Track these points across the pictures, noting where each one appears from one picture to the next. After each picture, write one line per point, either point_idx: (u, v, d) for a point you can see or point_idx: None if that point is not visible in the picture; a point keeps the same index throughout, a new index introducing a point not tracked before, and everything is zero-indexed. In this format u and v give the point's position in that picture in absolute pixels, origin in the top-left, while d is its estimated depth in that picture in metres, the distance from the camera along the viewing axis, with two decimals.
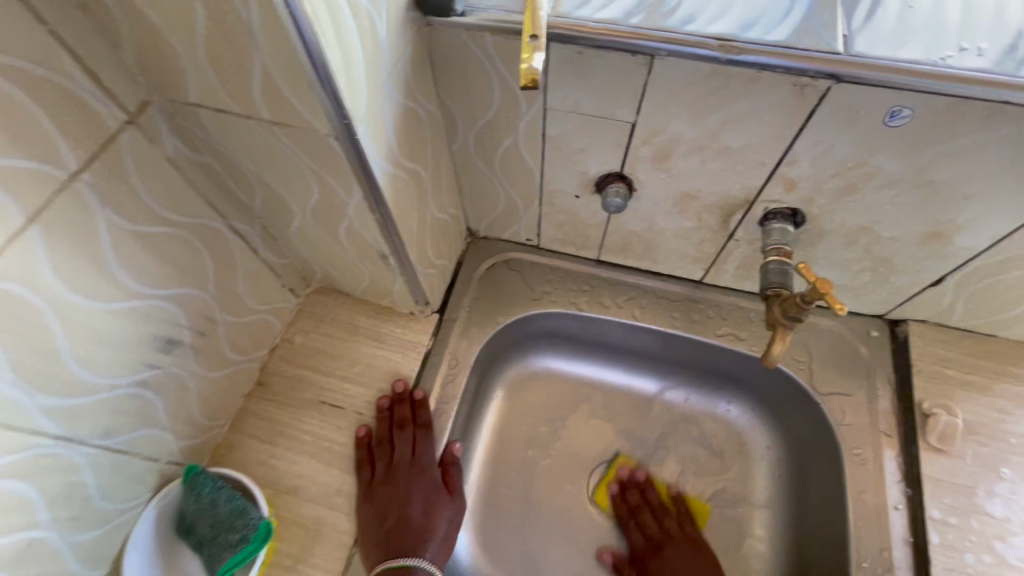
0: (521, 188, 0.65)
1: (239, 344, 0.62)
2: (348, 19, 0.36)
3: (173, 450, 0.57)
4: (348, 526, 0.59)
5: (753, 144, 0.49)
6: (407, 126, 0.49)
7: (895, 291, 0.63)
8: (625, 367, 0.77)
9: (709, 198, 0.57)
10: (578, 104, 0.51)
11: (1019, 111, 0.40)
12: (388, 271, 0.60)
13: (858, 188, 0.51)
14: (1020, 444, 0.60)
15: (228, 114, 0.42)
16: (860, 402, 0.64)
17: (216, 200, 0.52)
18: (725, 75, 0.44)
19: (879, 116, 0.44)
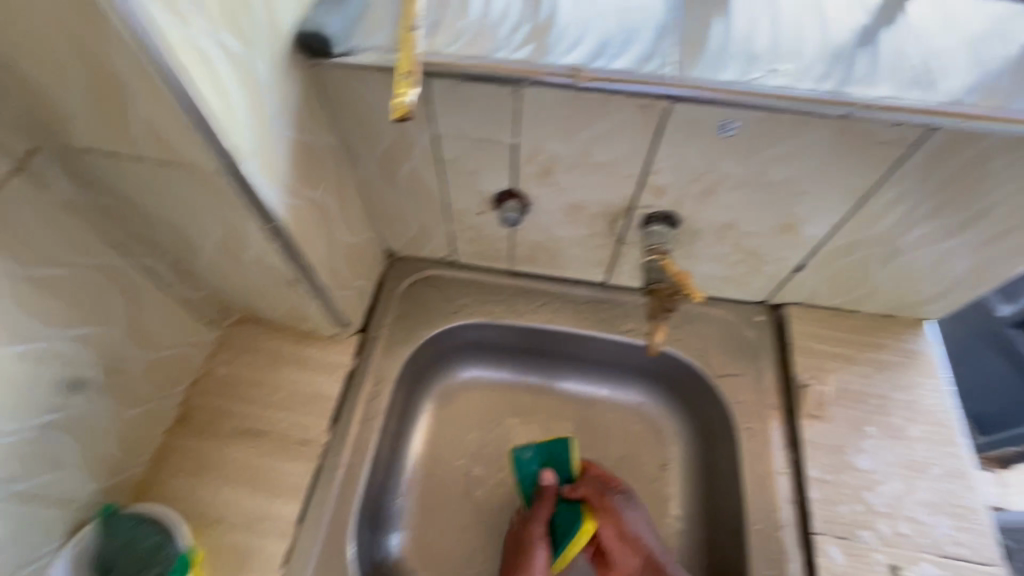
0: (429, 209, 0.69)
1: (156, 379, 0.63)
2: (225, 68, 0.39)
3: (87, 492, 0.56)
4: (277, 549, 0.60)
5: (619, 158, 0.56)
6: (301, 158, 0.52)
7: (768, 279, 0.71)
8: (546, 369, 0.82)
9: (595, 208, 0.63)
10: (463, 130, 0.56)
11: (820, 120, 0.48)
12: (302, 295, 0.63)
13: (714, 191, 0.58)
14: (882, 403, 0.68)
15: (118, 157, 0.44)
16: (748, 380, 0.71)
17: (118, 238, 0.54)
18: (581, 100, 0.50)
19: (715, 129, 0.51)
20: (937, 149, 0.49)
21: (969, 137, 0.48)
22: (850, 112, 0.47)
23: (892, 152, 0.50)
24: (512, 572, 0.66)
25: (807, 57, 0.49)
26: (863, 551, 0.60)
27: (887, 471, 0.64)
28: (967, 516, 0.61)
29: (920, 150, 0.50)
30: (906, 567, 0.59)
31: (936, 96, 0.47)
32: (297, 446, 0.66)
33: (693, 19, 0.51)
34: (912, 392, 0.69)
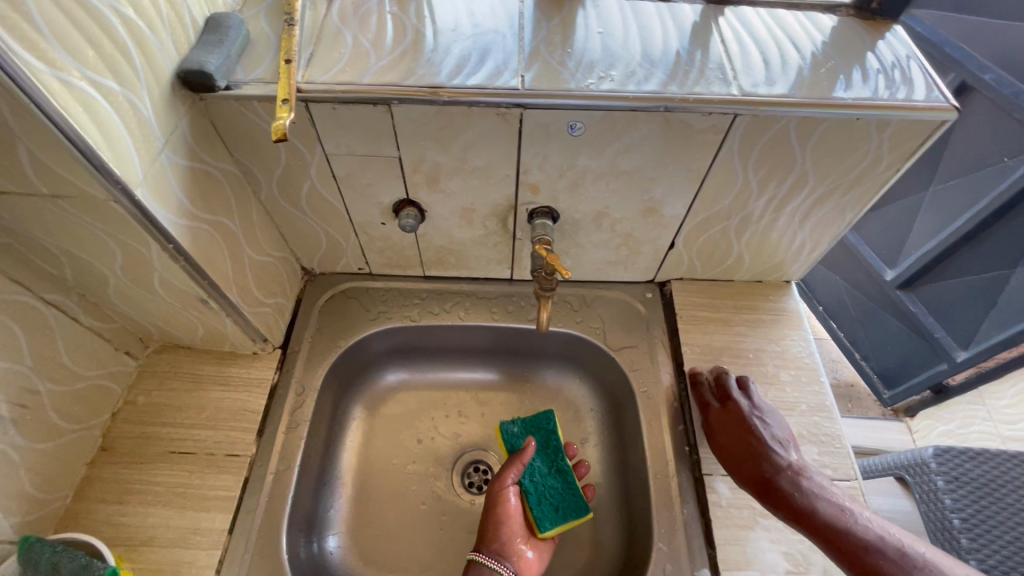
0: (335, 225, 0.75)
1: (73, 412, 0.64)
2: (105, 105, 0.44)
3: (4, 528, 0.57)
4: (208, 560, 0.62)
5: (492, 162, 0.63)
6: (196, 184, 0.57)
7: (649, 259, 0.80)
8: (467, 365, 0.88)
9: (484, 209, 0.70)
10: (350, 147, 0.62)
11: (647, 115, 0.57)
12: (216, 314, 0.66)
13: (581, 183, 0.66)
14: (756, 356, 0.78)
15: (9, 194, 0.47)
16: (642, 350, 0.80)
17: (19, 275, 0.56)
18: (447, 113, 0.57)
19: (565, 130, 0.59)
20: (745, 134, 0.60)
21: (767, 120, 0.58)
22: (668, 108, 0.56)
23: (712, 137, 0.60)
24: (493, 525, 0.70)
25: (632, 66, 0.59)
26: None
27: None
28: (830, 443, 0.71)
29: (732, 135, 0.60)
30: None
31: (730, 91, 0.57)
32: (224, 461, 0.68)
33: (540, 41, 0.61)
34: (781, 343, 0.79)
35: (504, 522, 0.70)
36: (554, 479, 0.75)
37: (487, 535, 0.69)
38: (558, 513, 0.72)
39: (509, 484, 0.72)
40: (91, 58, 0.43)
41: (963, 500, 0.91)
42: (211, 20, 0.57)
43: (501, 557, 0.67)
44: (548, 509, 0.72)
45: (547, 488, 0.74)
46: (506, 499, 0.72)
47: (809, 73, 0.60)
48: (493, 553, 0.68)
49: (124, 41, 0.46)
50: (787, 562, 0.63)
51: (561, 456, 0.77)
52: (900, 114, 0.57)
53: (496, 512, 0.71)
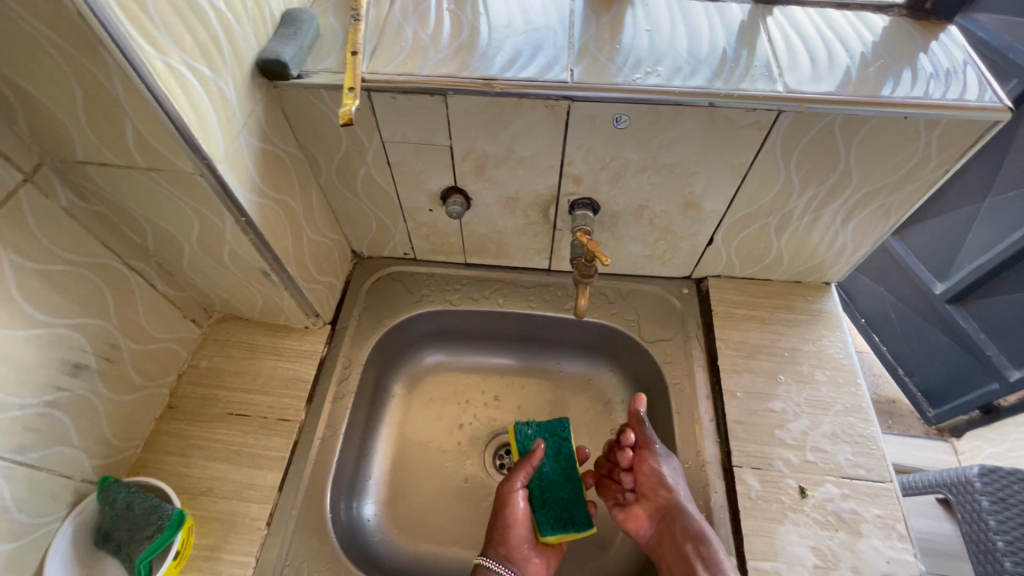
0: (385, 210, 0.79)
1: (147, 369, 0.71)
2: (197, 87, 0.49)
3: (86, 468, 0.63)
4: (259, 513, 0.67)
5: (538, 152, 0.66)
6: (267, 164, 0.62)
7: (686, 254, 0.81)
8: (502, 351, 0.91)
9: (527, 198, 0.73)
10: (406, 135, 0.66)
11: (691, 109, 0.59)
12: (275, 287, 0.72)
13: (622, 176, 0.69)
14: (792, 355, 0.78)
15: (111, 166, 0.53)
16: (676, 343, 0.81)
17: (110, 241, 0.62)
18: (498, 103, 0.61)
19: (611, 122, 0.62)
20: (789, 130, 0.61)
21: (811, 117, 0.59)
22: (712, 103, 0.58)
23: (755, 133, 0.61)
24: (500, 527, 0.70)
25: (677, 63, 0.61)
26: (776, 478, 0.68)
27: (796, 411, 0.73)
28: (865, 444, 0.70)
29: (775, 131, 0.61)
30: (812, 488, 0.67)
31: (775, 87, 0.58)
32: (276, 424, 0.73)
33: (589, 38, 0.64)
34: (818, 343, 0.79)
35: (512, 525, 0.70)
36: (562, 487, 0.74)
37: (495, 539, 0.69)
38: (561, 522, 0.71)
39: (518, 488, 0.71)
40: (190, 46, 0.48)
41: (1009, 522, 0.88)
42: (286, 15, 0.62)
43: (508, 563, 0.67)
44: (553, 517, 0.71)
45: (554, 494, 0.73)
46: (515, 503, 0.71)
47: (857, 72, 0.60)
48: (500, 557, 0.68)
49: (215, 30, 0.51)
50: (814, 557, 0.63)
51: (571, 464, 0.76)
52: (949, 113, 0.57)
53: (504, 515, 0.70)
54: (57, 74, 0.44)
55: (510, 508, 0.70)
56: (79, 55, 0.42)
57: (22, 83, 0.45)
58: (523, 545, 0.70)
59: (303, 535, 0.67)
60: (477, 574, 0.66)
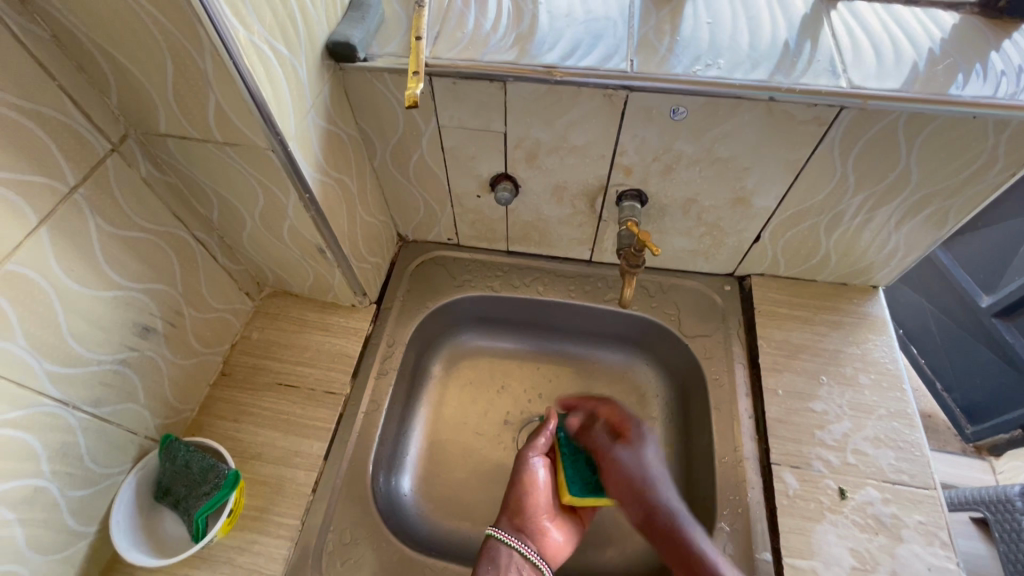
0: (434, 194, 0.81)
1: (205, 337, 0.74)
2: (276, 65, 0.52)
3: (150, 426, 0.67)
4: (306, 479, 0.70)
5: (591, 142, 0.67)
6: (330, 144, 0.64)
7: (732, 250, 0.81)
8: (538, 338, 0.93)
9: (575, 187, 0.74)
10: (462, 121, 0.67)
11: (751, 103, 0.59)
12: (328, 264, 0.74)
13: (673, 169, 0.69)
14: (835, 356, 0.77)
15: (189, 138, 0.56)
16: (716, 339, 0.81)
17: (179, 211, 0.66)
18: (556, 92, 0.61)
19: (667, 114, 0.62)
20: (849, 127, 0.60)
21: (873, 115, 0.58)
22: (772, 96, 0.58)
23: (814, 129, 0.61)
24: (516, 490, 0.69)
25: (738, 56, 0.61)
26: (815, 478, 0.68)
27: (838, 412, 0.72)
28: (909, 449, 0.69)
29: (835, 127, 0.60)
30: (852, 490, 0.67)
31: (838, 83, 0.58)
32: (323, 396, 0.76)
33: (648, 29, 0.64)
34: (863, 346, 0.78)
35: (529, 496, 0.68)
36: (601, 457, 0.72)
37: (509, 509, 0.68)
38: (593, 485, 0.69)
39: (534, 453, 0.71)
40: (272, 26, 0.50)
41: None
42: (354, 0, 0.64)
43: (522, 534, 0.65)
44: (582, 478, 0.70)
45: (588, 461, 0.71)
46: (531, 474, 0.69)
47: (924, 69, 0.59)
48: (513, 529, 0.66)
49: (294, 12, 0.53)
50: (853, 558, 0.63)
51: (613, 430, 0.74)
52: (1020, 113, 0.55)
53: (521, 483, 0.69)
54: (153, 51, 0.46)
55: (523, 479, 0.69)
56: (176, 30, 0.44)
57: (120, 58, 0.48)
58: (542, 518, 0.68)
59: (346, 503, 0.69)
60: (489, 547, 0.64)
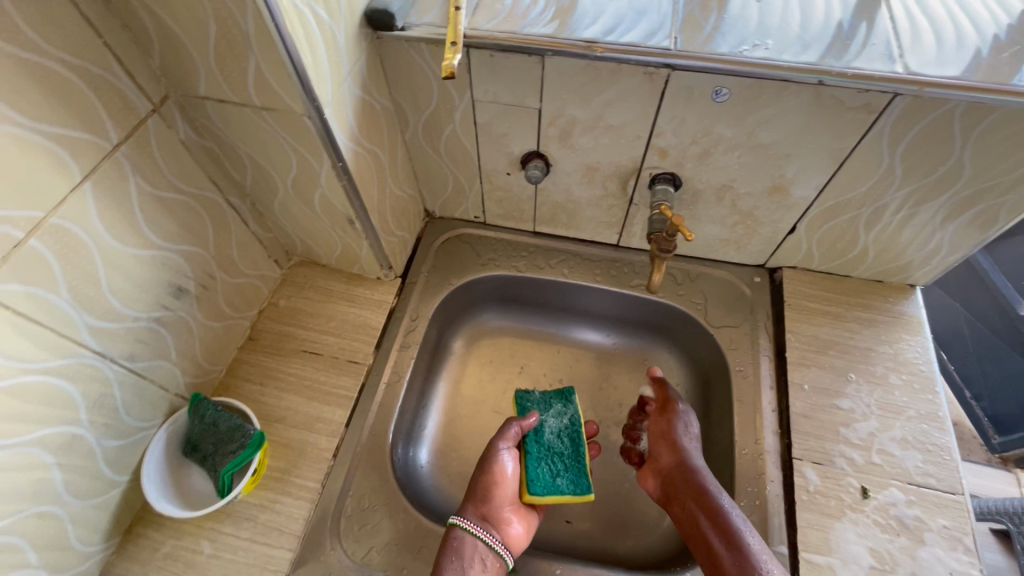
0: (464, 170, 0.80)
1: (235, 301, 0.76)
2: (316, 30, 0.51)
3: (180, 383, 0.69)
4: (327, 444, 0.71)
5: (628, 122, 0.66)
6: (364, 114, 0.64)
7: (765, 241, 0.79)
8: (560, 322, 0.93)
9: (608, 168, 0.73)
10: (497, 95, 0.66)
11: (799, 86, 0.57)
12: (356, 235, 0.75)
13: (711, 153, 0.67)
14: (866, 354, 0.75)
15: (227, 102, 0.56)
16: (742, 331, 0.80)
17: (214, 176, 0.66)
18: (596, 68, 0.60)
19: (709, 95, 0.60)
20: (901, 115, 0.57)
21: (929, 104, 0.55)
22: (822, 81, 0.55)
23: (863, 117, 0.58)
24: (484, 482, 0.68)
25: (788, 37, 0.58)
26: (837, 475, 0.67)
27: (865, 411, 0.71)
28: (938, 453, 0.68)
29: (886, 115, 0.57)
30: (875, 490, 0.66)
31: (894, 68, 0.55)
32: (346, 365, 0.77)
33: (694, 5, 0.62)
34: (896, 346, 0.76)
35: (498, 488, 0.68)
36: (565, 454, 0.74)
37: (476, 499, 0.67)
38: (555, 483, 0.70)
39: (503, 447, 0.71)
40: None
41: None
42: None
43: (488, 526, 0.65)
44: (544, 478, 0.71)
45: (551, 459, 0.73)
46: (501, 464, 0.70)
47: (988, 57, 0.56)
48: (478, 520, 0.65)
49: None
50: (872, 558, 0.62)
51: (577, 429, 0.77)
52: None
53: (489, 476, 0.69)
54: (196, 10, 0.46)
55: (494, 469, 0.69)
56: None
57: (164, 17, 0.48)
58: (508, 511, 0.68)
59: (365, 470, 0.70)
60: (452, 537, 0.64)
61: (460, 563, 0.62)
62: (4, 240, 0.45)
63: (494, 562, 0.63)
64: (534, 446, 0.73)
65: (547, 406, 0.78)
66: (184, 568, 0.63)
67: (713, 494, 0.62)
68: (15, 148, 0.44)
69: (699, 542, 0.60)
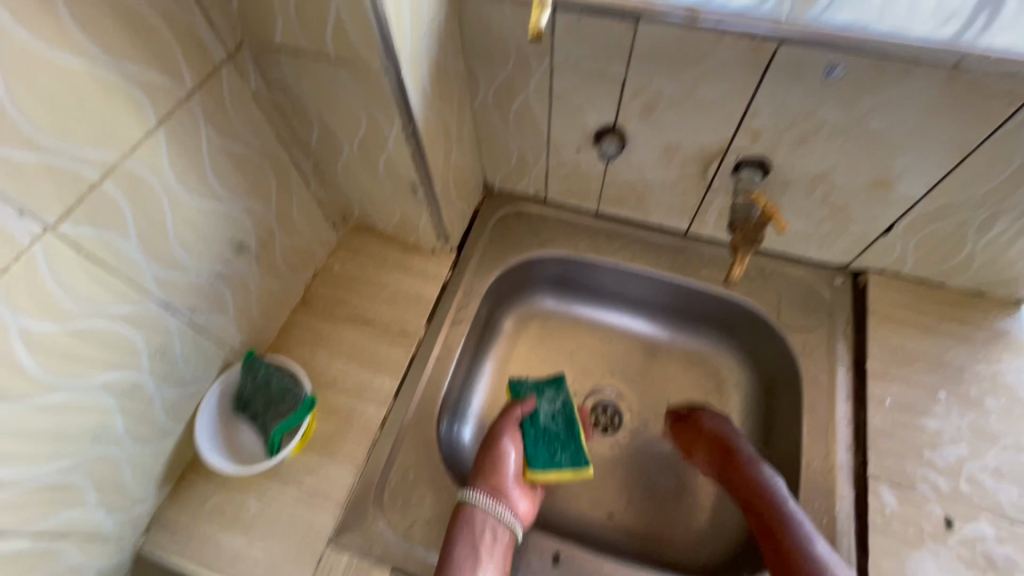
0: (531, 142, 0.76)
1: (291, 262, 0.75)
2: None
3: (236, 340, 0.69)
4: (375, 414, 0.70)
5: (721, 99, 0.60)
6: (438, 75, 0.61)
7: (854, 240, 0.72)
8: (616, 310, 0.89)
9: (690, 149, 0.67)
10: (579, 63, 0.62)
11: (931, 67, 0.50)
12: (417, 204, 0.72)
13: (810, 138, 0.61)
14: (958, 372, 0.68)
15: (302, 55, 0.54)
16: (818, 336, 0.74)
17: (281, 132, 0.65)
18: (694, 37, 0.54)
19: (820, 72, 0.54)
20: None
21: None
22: (959, 61, 0.49)
23: (1002, 106, 0.51)
24: (488, 461, 0.67)
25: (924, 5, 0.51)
26: (918, 501, 0.61)
27: (954, 434, 0.64)
28: None
29: None
30: (960, 521, 0.60)
31: None
32: (398, 335, 0.76)
33: None
34: (994, 366, 0.68)
35: (503, 464, 0.67)
36: (560, 436, 0.71)
37: (482, 474, 0.66)
38: (553, 460, 0.69)
39: (505, 428, 0.70)
40: None
41: None
42: None
43: (498, 495, 0.64)
44: (544, 456, 0.69)
45: (547, 441, 0.71)
46: (504, 443, 0.69)
47: None
48: (488, 492, 0.64)
49: None
50: None
51: (571, 411, 0.74)
52: None
53: (493, 455, 0.68)
54: None
55: (498, 446, 0.69)
56: None
57: None
58: (514, 485, 0.67)
59: (411, 444, 0.69)
60: (463, 509, 0.61)
61: (472, 534, 0.60)
62: (81, 180, 0.44)
63: (504, 531, 0.62)
64: (529, 431, 0.71)
65: (540, 390, 0.75)
66: (231, 523, 0.64)
67: (786, 511, 0.59)
68: (95, 89, 0.43)
69: (770, 557, 0.57)
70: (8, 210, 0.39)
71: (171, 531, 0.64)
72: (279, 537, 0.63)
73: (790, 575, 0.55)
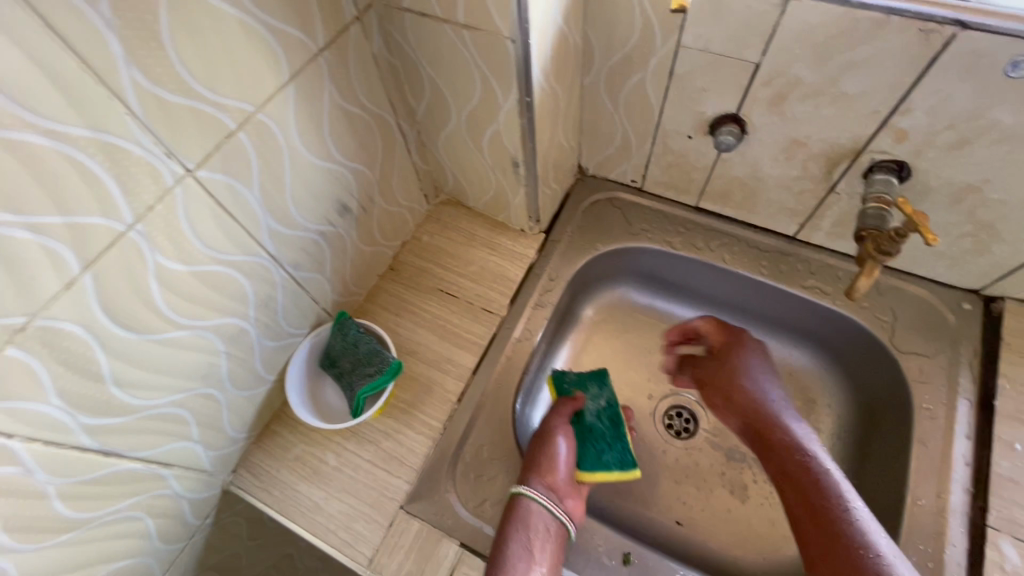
0: (638, 126, 0.73)
1: (385, 229, 0.76)
2: None
3: (329, 299, 0.70)
4: (453, 388, 0.70)
5: (869, 91, 0.54)
6: (558, 48, 0.58)
7: (995, 263, 0.64)
8: (702, 310, 0.84)
9: (817, 146, 0.62)
10: (710, 43, 0.58)
11: None
12: (515, 181, 0.71)
13: (970, 143, 0.54)
14: None
15: (429, 18, 0.53)
16: (938, 363, 0.67)
17: (393, 97, 0.65)
18: (853, 19, 0.49)
19: (1001, 66, 0.47)
20: None
21: None
22: None
23: None
24: (537, 457, 0.63)
25: None
26: None
27: None
28: None
29: None
30: None
31: None
32: (480, 312, 0.76)
33: None
34: None
35: (556, 463, 0.63)
36: (605, 435, 0.68)
37: (536, 468, 0.62)
38: (601, 461, 0.65)
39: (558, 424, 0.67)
40: None
41: None
42: None
43: (554, 494, 0.60)
44: (592, 456, 0.66)
45: (592, 441, 0.67)
46: (557, 440, 0.65)
47: None
48: (543, 489, 0.60)
49: None
50: None
51: (616, 411, 0.71)
52: None
53: (545, 450, 0.64)
54: None
55: (551, 442, 0.64)
56: None
57: None
58: (567, 484, 0.62)
59: (486, 422, 0.68)
60: (518, 505, 0.59)
61: (527, 532, 0.57)
62: (219, 128, 0.45)
63: (559, 530, 0.58)
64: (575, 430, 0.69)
65: (583, 386, 0.72)
66: (311, 474, 0.66)
67: (821, 482, 0.55)
68: (242, 37, 0.43)
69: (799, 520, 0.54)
70: (157, 150, 0.41)
71: (256, 474, 0.67)
72: (354, 495, 0.64)
73: (822, 538, 0.52)
